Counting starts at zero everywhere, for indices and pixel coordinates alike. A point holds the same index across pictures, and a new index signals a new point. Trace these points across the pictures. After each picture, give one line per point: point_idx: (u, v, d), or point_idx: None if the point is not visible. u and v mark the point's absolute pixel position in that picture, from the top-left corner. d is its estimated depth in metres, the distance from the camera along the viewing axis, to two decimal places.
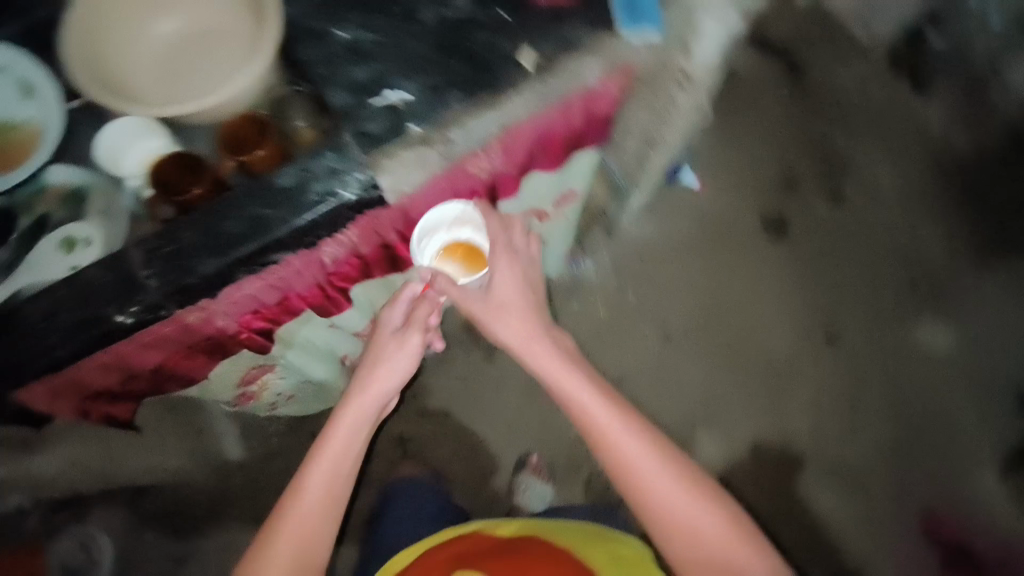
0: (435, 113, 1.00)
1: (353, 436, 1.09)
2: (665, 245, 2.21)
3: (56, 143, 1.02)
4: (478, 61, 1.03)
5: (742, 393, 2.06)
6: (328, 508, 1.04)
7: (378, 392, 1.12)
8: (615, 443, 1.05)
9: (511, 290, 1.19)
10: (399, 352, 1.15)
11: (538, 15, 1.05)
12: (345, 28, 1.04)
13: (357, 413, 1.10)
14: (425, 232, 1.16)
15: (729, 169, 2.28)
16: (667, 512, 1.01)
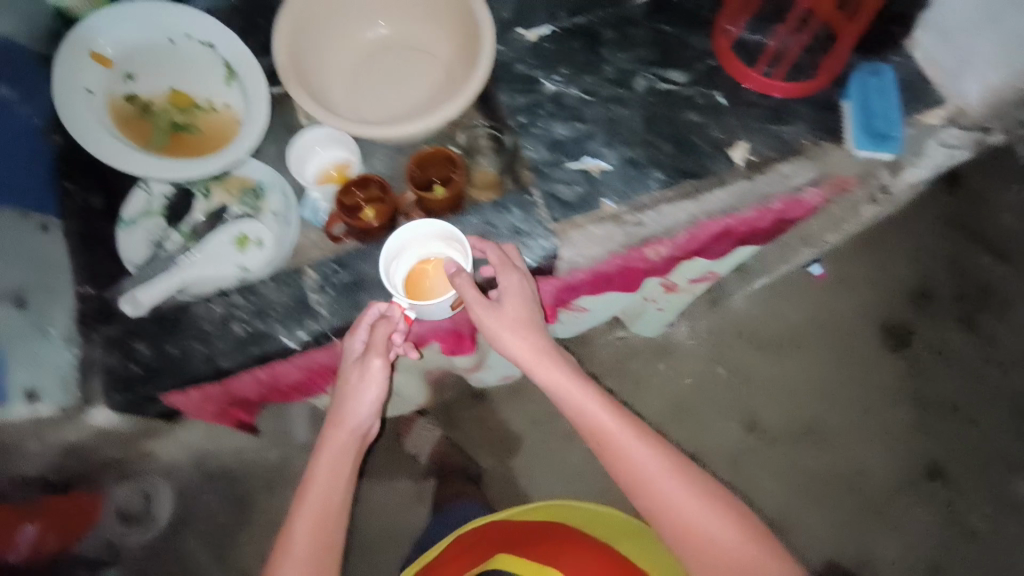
0: (631, 191, 0.93)
1: (342, 468, 0.82)
2: (790, 326, 1.79)
3: (253, 139, 0.92)
4: (688, 144, 0.95)
5: (846, 513, 1.63)
6: (328, 547, 0.77)
7: (353, 426, 0.84)
8: (631, 457, 0.79)
9: (513, 305, 0.83)
10: (368, 376, 0.83)
11: (758, 108, 0.98)
12: (553, 80, 1.00)
13: (341, 444, 0.83)
14: (394, 249, 0.87)
15: (887, 268, 1.84)
16: (693, 526, 0.74)
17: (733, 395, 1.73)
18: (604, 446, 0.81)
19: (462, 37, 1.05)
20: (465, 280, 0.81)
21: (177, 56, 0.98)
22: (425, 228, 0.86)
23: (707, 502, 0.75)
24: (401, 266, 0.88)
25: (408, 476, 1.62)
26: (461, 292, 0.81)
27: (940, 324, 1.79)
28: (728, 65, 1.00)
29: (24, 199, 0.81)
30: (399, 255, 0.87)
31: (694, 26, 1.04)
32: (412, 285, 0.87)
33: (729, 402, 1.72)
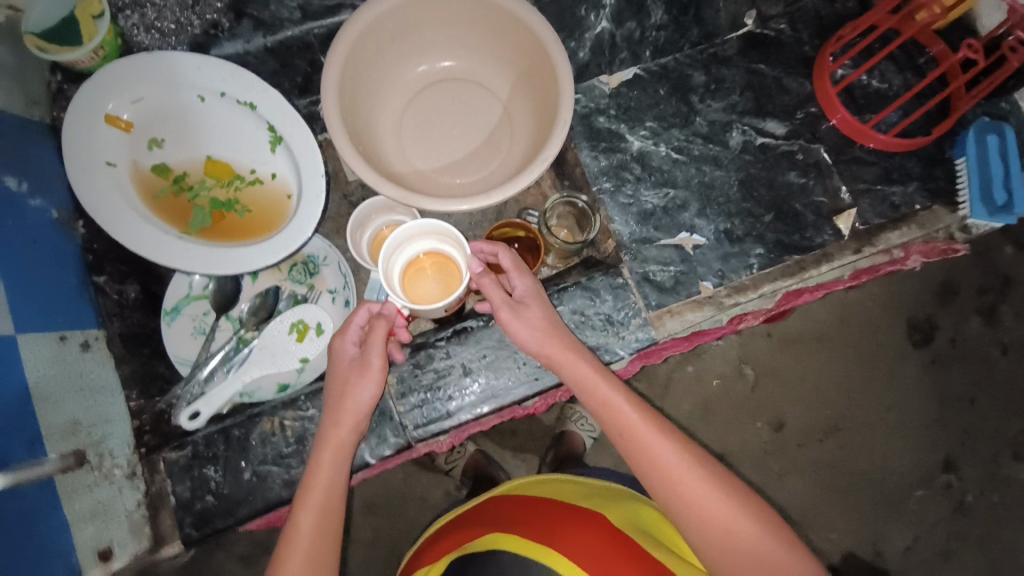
0: (730, 270, 0.85)
1: (341, 465, 0.68)
2: (867, 331, 1.25)
3: (313, 218, 0.82)
4: (788, 212, 0.87)
5: (878, 516, 1.22)
6: (330, 555, 0.64)
7: (357, 418, 0.69)
8: (653, 448, 0.65)
9: (536, 311, 0.72)
10: (368, 369, 0.68)
11: (864, 166, 0.89)
12: (636, 136, 0.89)
13: (339, 441, 0.68)
14: (400, 237, 0.77)
15: (986, 248, 1.27)
16: (730, 530, 0.60)
17: (753, 404, 1.23)
18: (625, 435, 0.67)
19: (533, 86, 0.92)
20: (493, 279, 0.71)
21: (206, 117, 0.85)
22: (415, 227, 0.78)
23: (744, 513, 0.61)
24: (401, 260, 0.78)
25: (419, 502, 1.18)
26: (488, 295, 0.71)
27: (956, 315, 1.26)
28: (823, 105, 0.90)
29: (60, 316, 0.71)
30: (400, 251, 0.77)
31: (792, 67, 0.93)
32: (409, 288, 0.78)
33: (761, 402, 1.23)
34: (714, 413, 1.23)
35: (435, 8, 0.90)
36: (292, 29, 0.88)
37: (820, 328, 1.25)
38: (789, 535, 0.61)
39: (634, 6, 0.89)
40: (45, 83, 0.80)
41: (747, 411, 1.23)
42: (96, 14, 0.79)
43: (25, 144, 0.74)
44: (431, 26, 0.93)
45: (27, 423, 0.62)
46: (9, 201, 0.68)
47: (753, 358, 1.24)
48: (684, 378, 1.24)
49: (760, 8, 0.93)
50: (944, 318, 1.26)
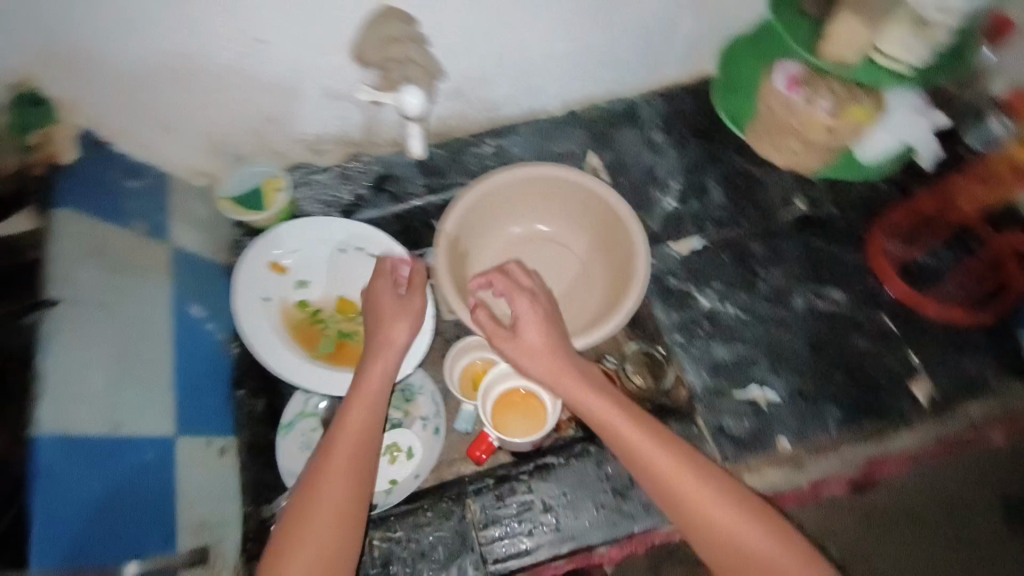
0: (807, 429, 0.90)
1: (381, 392, 0.77)
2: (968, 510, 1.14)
3: (417, 354, 0.96)
4: (857, 374, 0.94)
5: None
6: (360, 483, 0.70)
7: (399, 349, 0.80)
8: (664, 474, 0.70)
9: (535, 333, 0.79)
10: (410, 308, 0.83)
11: (927, 333, 0.96)
12: (706, 295, 1.00)
13: (383, 370, 0.78)
14: (506, 371, 0.91)
15: None
16: (737, 540, 0.67)
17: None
18: (636, 461, 0.72)
19: (612, 253, 1.06)
20: (501, 276, 0.84)
21: (343, 266, 1.03)
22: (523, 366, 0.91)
23: (728, 508, 0.68)
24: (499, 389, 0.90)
25: None
26: (483, 324, 0.82)
27: None
28: (878, 274, 1.00)
29: (209, 425, 0.84)
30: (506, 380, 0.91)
31: (845, 241, 1.04)
32: (497, 416, 0.90)
33: None
34: None
35: (529, 189, 1.08)
36: (417, 199, 1.11)
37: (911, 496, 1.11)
38: (790, 536, 0.67)
39: (695, 189, 1.09)
40: (230, 235, 1.04)
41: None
42: (278, 187, 1.03)
43: (208, 280, 0.95)
44: (522, 201, 1.10)
45: (167, 520, 0.71)
46: (189, 325, 0.86)
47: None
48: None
49: (806, 191, 1.08)
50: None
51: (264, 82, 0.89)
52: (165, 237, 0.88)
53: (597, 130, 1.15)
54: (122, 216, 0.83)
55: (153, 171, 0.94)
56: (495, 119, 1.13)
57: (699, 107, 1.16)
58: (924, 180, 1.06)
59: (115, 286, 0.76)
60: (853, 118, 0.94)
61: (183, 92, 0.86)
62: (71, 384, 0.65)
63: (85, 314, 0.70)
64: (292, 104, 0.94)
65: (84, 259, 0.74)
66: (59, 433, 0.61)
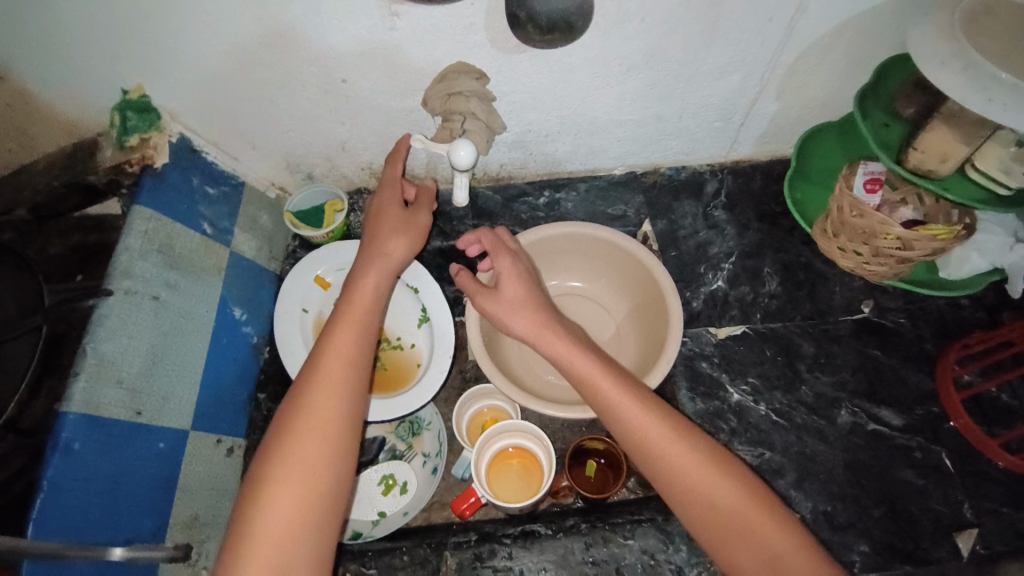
0: (829, 562, 0.80)
1: (374, 306, 0.75)
2: None
3: (430, 391, 0.96)
4: (900, 512, 0.83)
5: None
6: (352, 386, 0.68)
7: (394, 264, 0.80)
8: (632, 421, 0.69)
9: (514, 287, 0.81)
10: (414, 225, 0.84)
11: (992, 482, 0.85)
12: (738, 388, 0.93)
13: (377, 284, 0.77)
14: (508, 428, 0.89)
15: None
16: (706, 492, 0.65)
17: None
18: (606, 406, 0.71)
19: (647, 324, 1.02)
20: (490, 236, 0.88)
21: None
22: (524, 425, 0.89)
23: (710, 471, 0.66)
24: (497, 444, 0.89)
25: None
26: (467, 282, 0.83)
27: None
28: (944, 405, 0.89)
29: (224, 422, 0.89)
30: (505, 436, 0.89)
31: (911, 360, 0.94)
32: (492, 473, 0.89)
33: None
34: None
35: (573, 245, 1.06)
36: (463, 239, 1.12)
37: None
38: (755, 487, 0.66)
39: (749, 274, 1.04)
40: (286, 244, 1.11)
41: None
42: (337, 209, 1.09)
43: (257, 284, 1.01)
44: (563, 255, 1.08)
45: (163, 508, 0.75)
46: (228, 326, 0.93)
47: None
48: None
49: (877, 298, 0.99)
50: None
51: (340, 112, 0.95)
52: (227, 241, 0.96)
53: (655, 198, 1.13)
54: (194, 215, 0.91)
55: (230, 179, 1.00)
56: (554, 172, 1.14)
57: (768, 189, 1.11)
58: (1015, 310, 0.95)
59: (170, 283, 0.83)
60: (929, 233, 0.81)
61: (267, 115, 0.94)
62: (107, 369, 0.71)
63: (138, 306, 0.77)
64: (361, 135, 1.00)
65: (148, 255, 0.81)
66: (86, 414, 0.68)
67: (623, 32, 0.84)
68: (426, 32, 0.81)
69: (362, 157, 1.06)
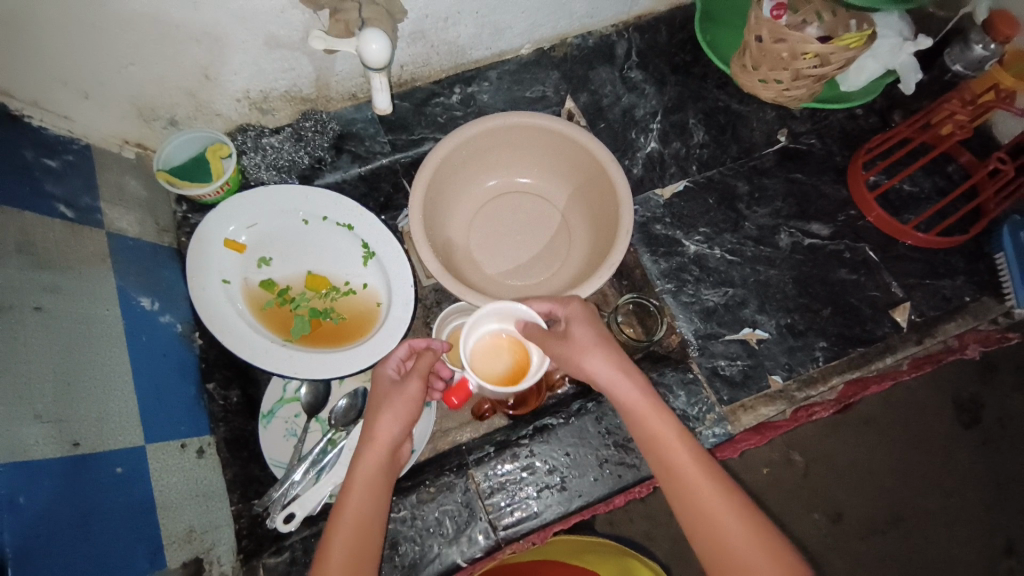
0: (798, 364, 0.91)
1: (374, 517, 0.67)
2: (949, 429, 1.17)
3: (399, 325, 0.90)
4: (844, 306, 0.95)
5: None
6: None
7: (403, 421, 0.72)
8: (667, 448, 0.66)
9: (585, 330, 0.73)
10: (402, 402, 0.72)
11: (909, 260, 0.98)
12: (693, 239, 0.97)
13: (368, 488, 0.68)
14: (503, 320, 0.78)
15: None
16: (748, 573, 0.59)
17: (809, 494, 1.14)
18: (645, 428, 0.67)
19: (594, 202, 1.00)
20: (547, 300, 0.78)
21: (308, 236, 0.95)
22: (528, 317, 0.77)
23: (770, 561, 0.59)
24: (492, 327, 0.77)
25: None
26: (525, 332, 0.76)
27: None
28: (860, 206, 1.00)
29: (182, 424, 0.78)
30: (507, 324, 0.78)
31: (827, 175, 1.02)
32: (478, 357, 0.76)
33: (844, 507, 1.14)
34: (784, 515, 1.13)
35: (497, 139, 0.99)
36: (384, 159, 1.01)
37: (868, 414, 1.17)
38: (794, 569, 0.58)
39: (677, 129, 1.04)
40: (172, 211, 0.92)
41: (802, 502, 1.14)
42: (224, 154, 0.92)
43: (156, 265, 0.85)
44: (491, 151, 1.01)
45: (150, 532, 0.66)
46: (141, 320, 0.78)
47: (802, 444, 1.17)
48: (732, 466, 1.15)
49: (790, 126, 1.05)
50: (993, 398, 1.18)
51: (190, 28, 0.75)
52: (99, 222, 0.78)
53: (570, 70, 1.07)
54: (42, 198, 0.71)
55: (70, 145, 0.80)
56: (459, 63, 1.04)
57: (675, 39, 1.09)
58: (904, 109, 1.06)
59: (49, 286, 0.66)
60: (843, 41, 0.84)
61: (91, 49, 0.72)
62: (16, 404, 0.57)
63: (22, 322, 0.61)
64: (227, 55, 0.82)
65: (6, 259, 0.63)
66: (14, 460, 0.55)
67: None
68: None
69: (235, 83, 0.87)
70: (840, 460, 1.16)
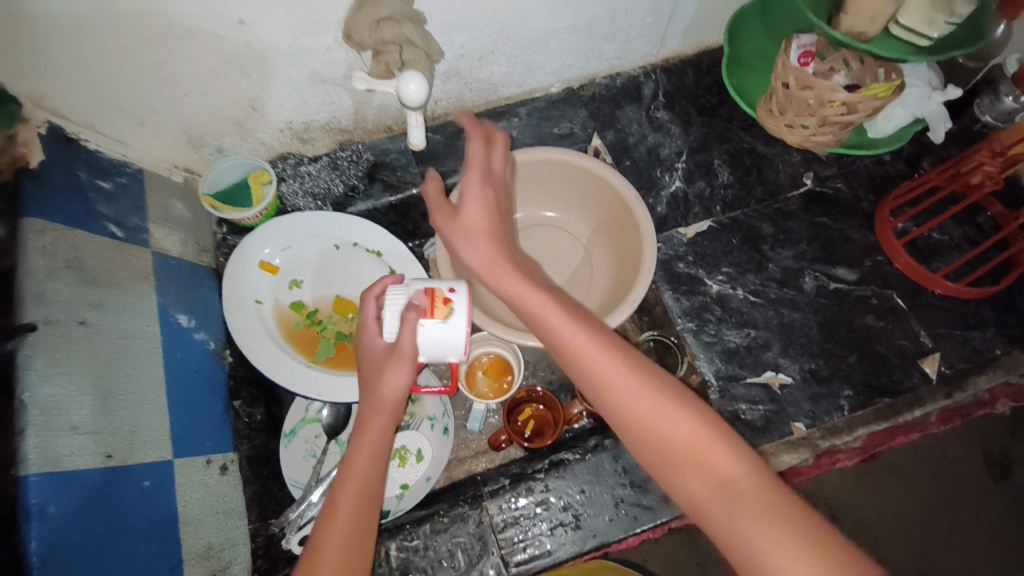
0: (822, 411, 0.89)
1: (374, 474, 0.67)
2: (983, 486, 1.13)
3: None
4: (870, 355, 0.93)
5: None
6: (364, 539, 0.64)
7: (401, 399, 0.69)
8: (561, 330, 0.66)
9: (477, 211, 0.74)
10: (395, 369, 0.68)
11: (938, 309, 0.96)
12: (715, 278, 0.97)
13: (374, 449, 0.68)
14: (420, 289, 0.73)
15: None
16: (675, 439, 0.59)
17: None
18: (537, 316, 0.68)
19: (617, 238, 1.02)
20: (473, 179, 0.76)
21: (339, 261, 0.99)
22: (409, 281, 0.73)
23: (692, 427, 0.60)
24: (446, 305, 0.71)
25: None
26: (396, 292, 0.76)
27: None
28: (887, 252, 0.99)
29: (208, 440, 0.80)
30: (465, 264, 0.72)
31: (854, 220, 1.02)
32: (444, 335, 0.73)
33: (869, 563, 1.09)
34: None
35: (524, 173, 1.01)
36: (414, 189, 1.04)
37: (896, 465, 1.13)
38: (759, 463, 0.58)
39: (702, 169, 1.06)
40: (212, 232, 0.97)
41: None
42: (265, 181, 0.96)
43: (194, 283, 0.89)
44: (517, 184, 1.04)
45: (172, 547, 0.68)
46: (177, 336, 0.81)
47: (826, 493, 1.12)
48: None
49: (816, 170, 1.05)
50: None
51: (241, 63, 0.80)
52: (144, 241, 0.82)
53: (598, 109, 1.10)
54: (94, 218, 0.75)
55: (124, 169, 0.84)
56: (490, 99, 1.07)
57: (701, 82, 1.12)
58: (933, 156, 1.06)
59: (94, 302, 0.70)
60: (871, 92, 0.84)
61: (150, 80, 0.78)
62: (54, 416, 0.60)
63: (65, 336, 0.64)
64: (274, 88, 0.86)
65: (58, 274, 0.67)
66: (47, 470, 0.58)
67: None
68: None
69: (278, 116, 0.92)
70: (865, 511, 1.11)
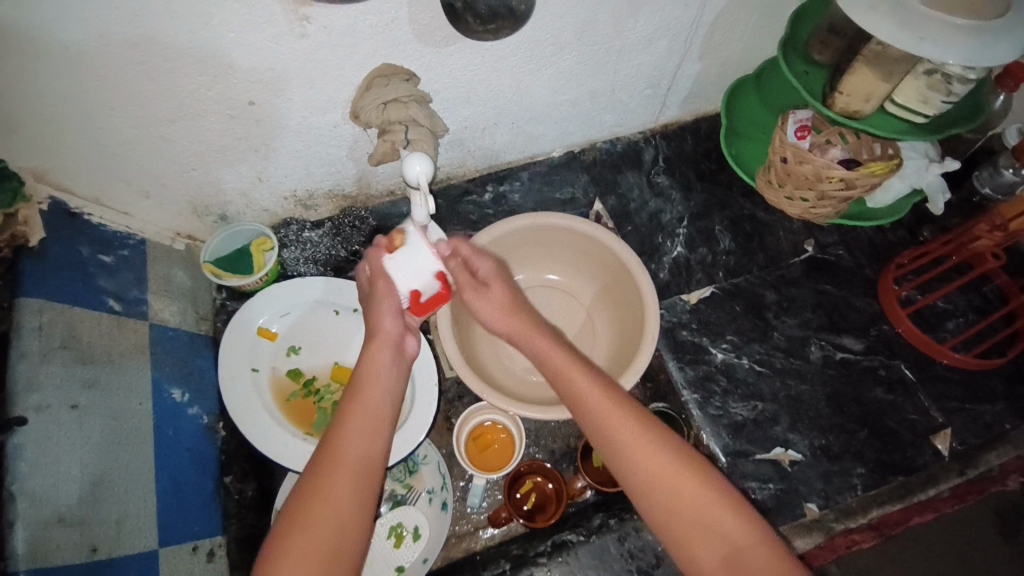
0: (834, 491, 0.87)
1: (387, 412, 0.64)
2: None
3: (426, 425, 0.88)
4: (880, 429, 0.91)
5: None
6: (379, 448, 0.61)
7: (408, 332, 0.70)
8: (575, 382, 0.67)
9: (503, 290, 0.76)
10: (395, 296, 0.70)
11: (946, 381, 0.95)
12: (720, 347, 0.96)
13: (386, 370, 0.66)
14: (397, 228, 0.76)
15: None
16: (680, 497, 0.58)
17: None
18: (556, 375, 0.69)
19: (620, 303, 1.01)
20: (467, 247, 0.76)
21: (338, 327, 0.97)
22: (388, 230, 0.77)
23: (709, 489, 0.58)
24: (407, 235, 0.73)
25: None
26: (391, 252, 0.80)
27: None
28: (892, 320, 0.99)
29: (196, 524, 0.77)
30: (420, 190, 0.71)
31: (857, 288, 1.02)
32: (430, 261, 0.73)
33: None
34: None
35: (526, 239, 1.02)
36: None
37: None
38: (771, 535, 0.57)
39: (703, 236, 1.06)
40: (211, 299, 0.96)
41: None
42: (266, 247, 0.96)
43: (191, 353, 0.87)
44: (518, 249, 1.03)
45: None
46: (171, 412, 0.79)
47: None
48: None
49: (816, 237, 1.06)
50: None
51: (250, 139, 0.81)
52: (143, 313, 0.81)
53: (600, 174, 1.12)
54: (94, 294, 0.75)
55: (127, 240, 0.84)
56: (493, 165, 1.09)
57: (700, 149, 1.14)
58: (934, 225, 1.06)
59: (87, 382, 0.68)
60: (869, 168, 0.86)
61: (158, 157, 0.79)
62: (44, 505, 0.59)
63: (55, 422, 0.63)
64: (280, 160, 0.87)
65: (51, 355, 0.65)
66: (35, 565, 0.56)
67: (554, 9, 0.78)
68: (342, 36, 0.70)
69: (283, 185, 0.93)
70: None
